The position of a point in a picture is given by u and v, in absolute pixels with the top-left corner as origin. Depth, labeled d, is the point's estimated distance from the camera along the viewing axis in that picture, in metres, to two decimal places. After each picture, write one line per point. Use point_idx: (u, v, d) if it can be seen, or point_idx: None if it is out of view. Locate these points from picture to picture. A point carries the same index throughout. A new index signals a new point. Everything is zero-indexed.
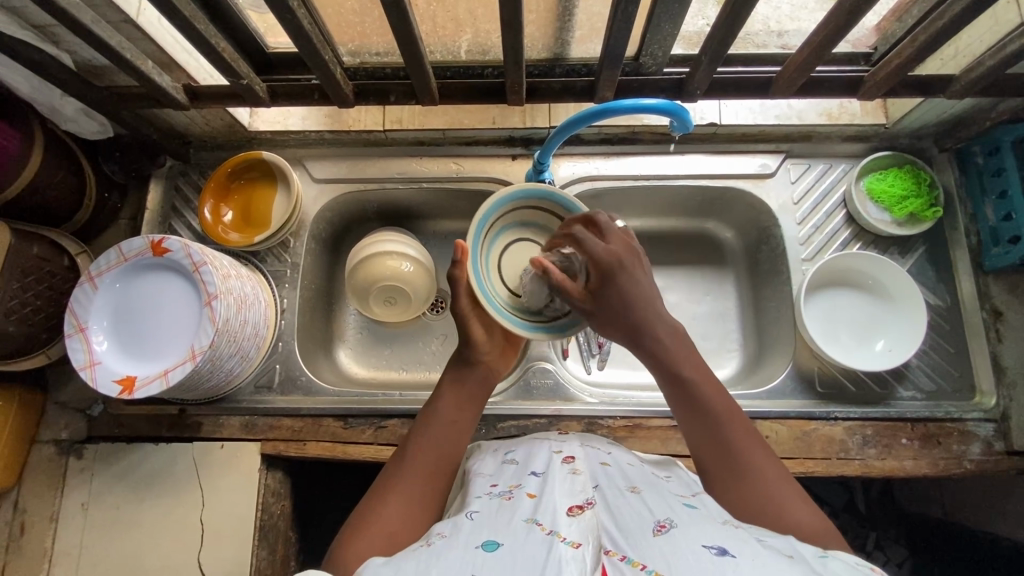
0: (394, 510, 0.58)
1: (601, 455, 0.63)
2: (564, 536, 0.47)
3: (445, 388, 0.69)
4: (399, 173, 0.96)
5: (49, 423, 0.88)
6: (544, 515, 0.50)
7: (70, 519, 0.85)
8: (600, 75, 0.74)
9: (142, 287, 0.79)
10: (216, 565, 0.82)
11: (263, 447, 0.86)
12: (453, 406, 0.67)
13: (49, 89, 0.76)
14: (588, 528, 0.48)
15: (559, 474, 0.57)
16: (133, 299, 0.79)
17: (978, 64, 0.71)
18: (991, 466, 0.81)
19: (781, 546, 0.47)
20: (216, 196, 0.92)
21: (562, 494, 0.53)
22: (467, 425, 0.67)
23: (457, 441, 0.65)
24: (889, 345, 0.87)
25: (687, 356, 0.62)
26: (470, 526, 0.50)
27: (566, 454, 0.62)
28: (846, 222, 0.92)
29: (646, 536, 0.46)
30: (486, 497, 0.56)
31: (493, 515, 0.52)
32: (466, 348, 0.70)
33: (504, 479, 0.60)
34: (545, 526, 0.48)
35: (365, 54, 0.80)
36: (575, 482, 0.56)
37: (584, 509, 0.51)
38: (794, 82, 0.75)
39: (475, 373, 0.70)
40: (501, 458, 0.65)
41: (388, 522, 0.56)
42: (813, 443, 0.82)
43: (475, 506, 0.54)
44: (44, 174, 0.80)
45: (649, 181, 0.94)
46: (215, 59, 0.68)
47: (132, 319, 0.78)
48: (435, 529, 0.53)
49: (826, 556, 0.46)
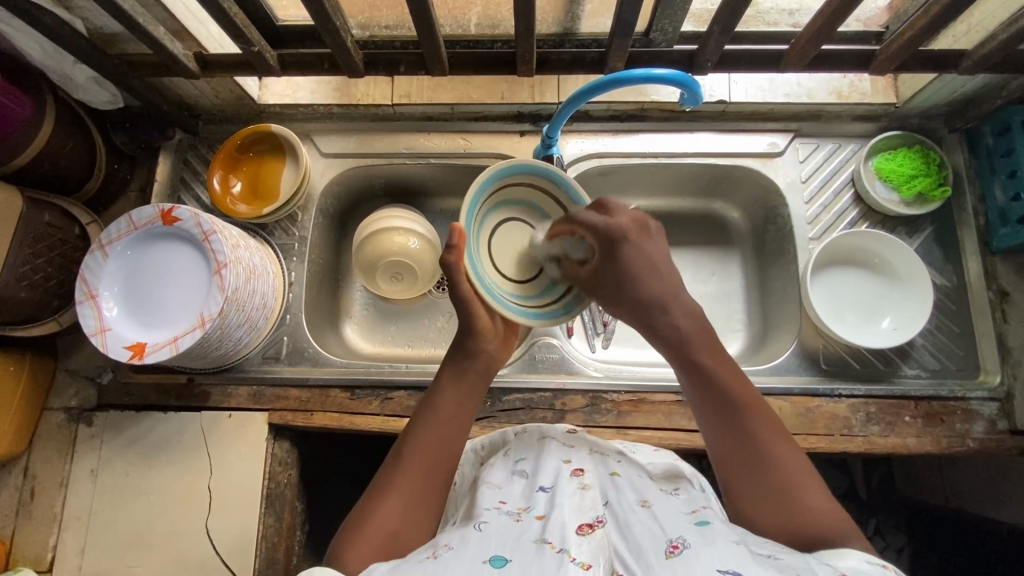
0: (393, 507, 0.59)
1: (609, 466, 0.64)
2: (575, 556, 0.49)
3: (445, 381, 0.68)
4: (407, 148, 0.96)
5: (58, 392, 0.89)
6: (554, 533, 0.52)
7: (80, 485, 0.86)
8: (610, 46, 0.73)
9: (143, 268, 0.80)
10: (224, 531, 0.83)
11: (271, 416, 0.86)
12: (452, 402, 0.67)
13: (61, 56, 0.76)
14: (600, 548, 0.51)
15: (568, 488, 0.59)
16: (134, 279, 0.79)
17: (991, 38, 0.70)
18: (994, 445, 0.82)
19: (796, 564, 0.48)
20: (225, 167, 0.92)
21: (571, 511, 0.55)
22: (465, 422, 0.67)
23: (454, 435, 0.65)
24: (894, 323, 0.87)
25: (703, 343, 0.65)
26: (479, 538, 0.52)
27: (576, 466, 0.63)
28: (853, 201, 0.92)
29: (658, 559, 0.48)
30: (495, 513, 0.57)
31: (501, 531, 0.53)
32: (468, 338, 0.69)
33: (515, 495, 0.60)
34: (555, 543, 0.51)
35: (374, 28, 0.82)
36: (583, 497, 0.57)
37: (594, 528, 0.53)
38: (805, 56, 0.74)
39: (475, 365, 0.69)
40: (510, 467, 0.66)
41: (388, 521, 0.58)
42: (816, 419, 0.83)
43: (482, 520, 0.56)
44: (55, 142, 0.81)
45: (656, 159, 0.94)
46: (227, 25, 0.68)
47: (144, 304, 0.79)
48: (443, 539, 0.54)
49: None
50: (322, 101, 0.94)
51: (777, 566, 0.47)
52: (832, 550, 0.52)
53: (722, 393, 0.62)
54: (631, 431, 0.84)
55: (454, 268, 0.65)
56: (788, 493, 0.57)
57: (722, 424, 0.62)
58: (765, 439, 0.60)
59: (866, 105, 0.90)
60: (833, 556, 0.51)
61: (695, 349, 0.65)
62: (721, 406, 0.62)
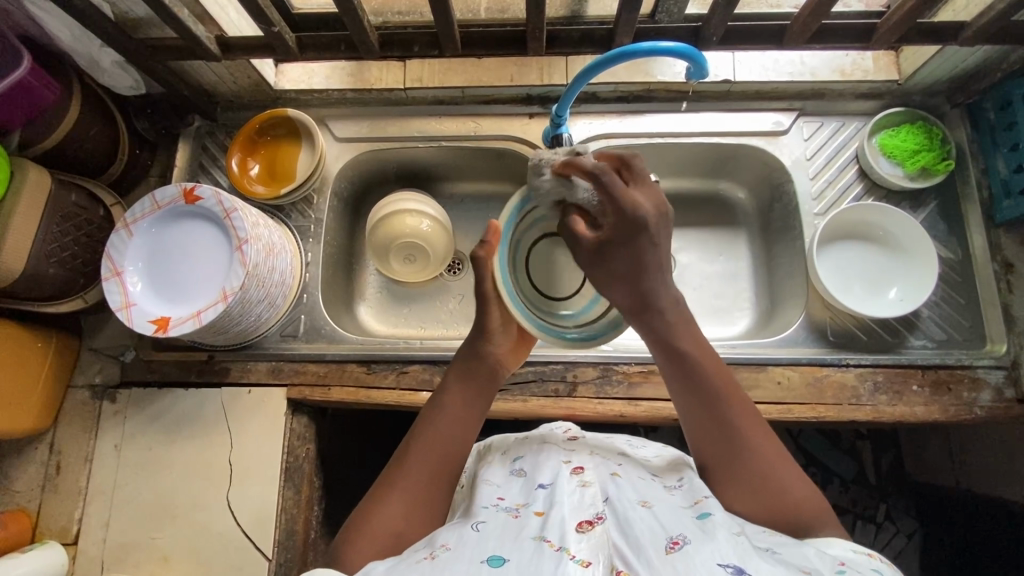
0: (397, 510, 0.60)
1: (611, 466, 0.64)
2: (574, 553, 0.49)
3: (454, 381, 0.70)
4: (420, 131, 0.98)
5: (83, 369, 0.92)
6: (553, 531, 0.52)
7: (103, 459, 0.88)
8: (618, 21, 0.75)
9: (163, 260, 0.82)
10: (244, 503, 0.85)
11: (289, 391, 0.89)
12: (459, 402, 0.68)
13: (88, 40, 0.79)
14: (600, 545, 0.50)
15: (567, 486, 0.58)
16: (159, 268, 0.81)
17: (988, 9, 0.72)
18: (1001, 412, 0.83)
19: (794, 555, 0.50)
20: (243, 149, 0.95)
21: (571, 508, 0.55)
22: (471, 422, 0.68)
23: (460, 436, 0.66)
24: (901, 293, 0.89)
25: (687, 334, 0.65)
26: (476, 539, 0.53)
27: (576, 465, 0.63)
28: (858, 177, 0.93)
29: (659, 554, 0.49)
30: (493, 510, 0.58)
31: (499, 529, 0.54)
32: (478, 340, 0.71)
33: (512, 493, 0.61)
34: (554, 542, 0.50)
35: (388, 14, 0.87)
36: (584, 495, 0.57)
37: (594, 525, 0.52)
38: (808, 28, 0.76)
39: (484, 365, 0.70)
40: (509, 468, 0.66)
41: (391, 523, 0.59)
42: (824, 389, 0.84)
43: (481, 517, 0.57)
44: (80, 126, 0.84)
45: (663, 138, 0.96)
46: (249, 5, 0.72)
47: (159, 295, 0.80)
48: (441, 537, 0.55)
49: (844, 571, 0.48)
50: (336, 86, 0.96)
51: (775, 560, 0.49)
52: (820, 538, 0.56)
53: (698, 381, 0.64)
54: (642, 402, 0.86)
55: (482, 263, 0.67)
56: (773, 484, 0.59)
57: (705, 421, 0.63)
58: (740, 419, 0.62)
59: (869, 82, 0.92)
60: (823, 544, 0.54)
61: (679, 340, 0.65)
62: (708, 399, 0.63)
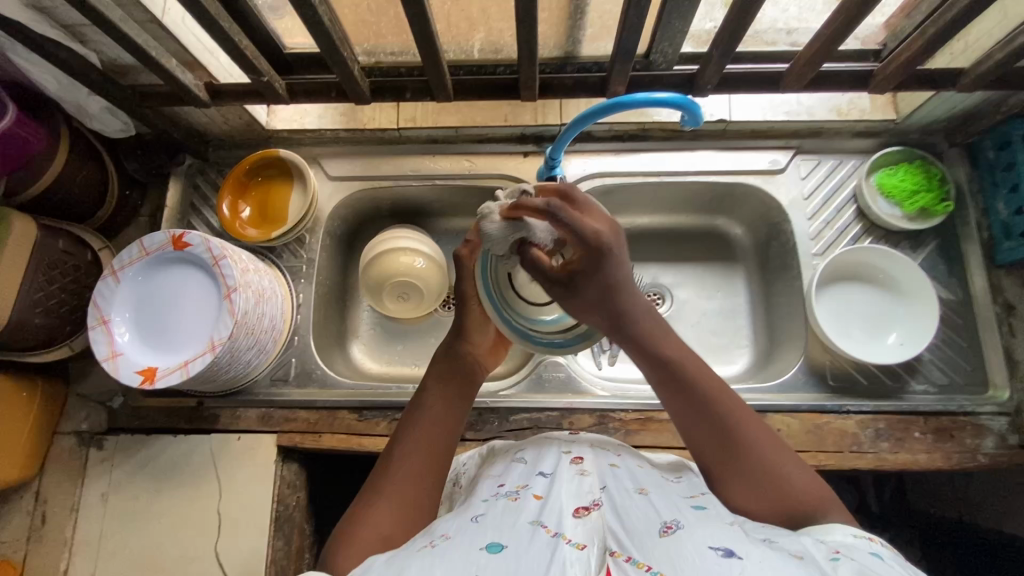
0: (386, 515, 0.56)
1: (610, 456, 0.62)
2: (569, 536, 0.47)
3: (432, 379, 0.68)
4: (413, 170, 0.97)
5: (70, 415, 0.90)
6: (549, 517, 0.50)
7: (90, 508, 0.86)
8: (612, 70, 0.75)
9: (156, 274, 0.81)
10: (232, 554, 0.83)
11: (280, 439, 0.87)
12: (438, 402, 0.66)
13: (76, 88, 0.78)
14: (595, 528, 0.48)
15: (566, 474, 0.56)
16: (156, 287, 0.81)
17: (987, 57, 0.71)
18: (1005, 460, 0.81)
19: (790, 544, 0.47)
20: (233, 192, 0.94)
21: (569, 495, 0.53)
22: (456, 420, 0.66)
23: (445, 434, 0.64)
24: (901, 337, 0.88)
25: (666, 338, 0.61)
26: (475, 527, 0.50)
27: (576, 455, 0.61)
28: (857, 217, 0.92)
29: (652, 539, 0.47)
30: (492, 498, 0.56)
31: (498, 516, 0.52)
32: (456, 340, 0.71)
33: (512, 479, 0.59)
34: (550, 527, 0.48)
35: (380, 54, 0.82)
36: (582, 482, 0.55)
37: (590, 510, 0.51)
38: (804, 76, 0.76)
39: (462, 364, 0.69)
40: (511, 458, 0.65)
41: (379, 526, 0.55)
42: (825, 436, 0.83)
43: (480, 508, 0.54)
44: (68, 171, 0.83)
45: (659, 177, 0.95)
46: (238, 57, 0.71)
47: (149, 331, 0.79)
48: (440, 529, 0.53)
49: (839, 558, 0.45)
50: (329, 126, 0.96)
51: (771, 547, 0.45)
52: (817, 525, 0.52)
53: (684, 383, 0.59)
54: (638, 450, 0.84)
55: (464, 263, 0.70)
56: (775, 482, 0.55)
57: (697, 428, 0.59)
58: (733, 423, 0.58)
59: (866, 122, 0.91)
60: (823, 532, 0.50)
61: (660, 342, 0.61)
62: (692, 401, 0.59)
